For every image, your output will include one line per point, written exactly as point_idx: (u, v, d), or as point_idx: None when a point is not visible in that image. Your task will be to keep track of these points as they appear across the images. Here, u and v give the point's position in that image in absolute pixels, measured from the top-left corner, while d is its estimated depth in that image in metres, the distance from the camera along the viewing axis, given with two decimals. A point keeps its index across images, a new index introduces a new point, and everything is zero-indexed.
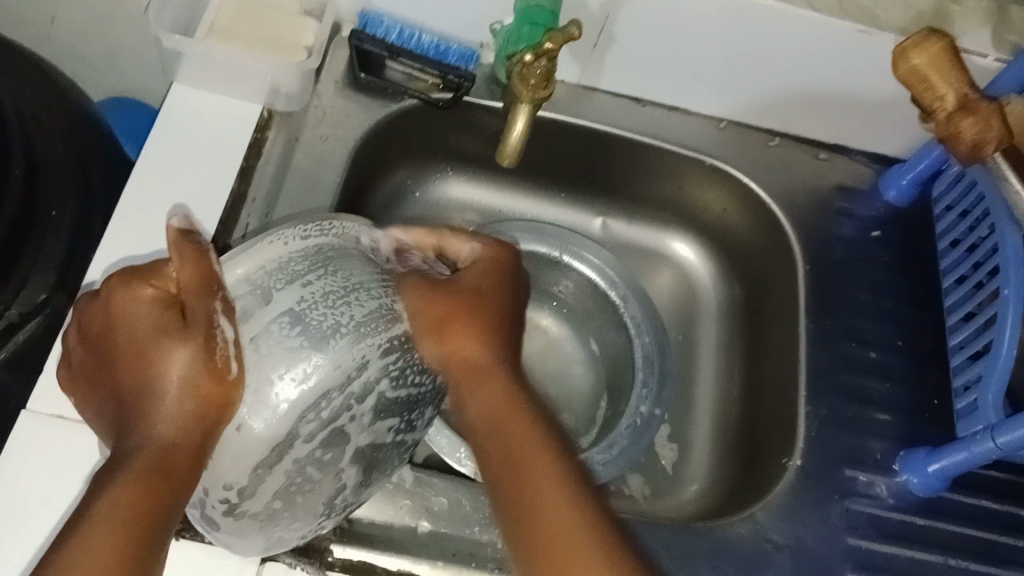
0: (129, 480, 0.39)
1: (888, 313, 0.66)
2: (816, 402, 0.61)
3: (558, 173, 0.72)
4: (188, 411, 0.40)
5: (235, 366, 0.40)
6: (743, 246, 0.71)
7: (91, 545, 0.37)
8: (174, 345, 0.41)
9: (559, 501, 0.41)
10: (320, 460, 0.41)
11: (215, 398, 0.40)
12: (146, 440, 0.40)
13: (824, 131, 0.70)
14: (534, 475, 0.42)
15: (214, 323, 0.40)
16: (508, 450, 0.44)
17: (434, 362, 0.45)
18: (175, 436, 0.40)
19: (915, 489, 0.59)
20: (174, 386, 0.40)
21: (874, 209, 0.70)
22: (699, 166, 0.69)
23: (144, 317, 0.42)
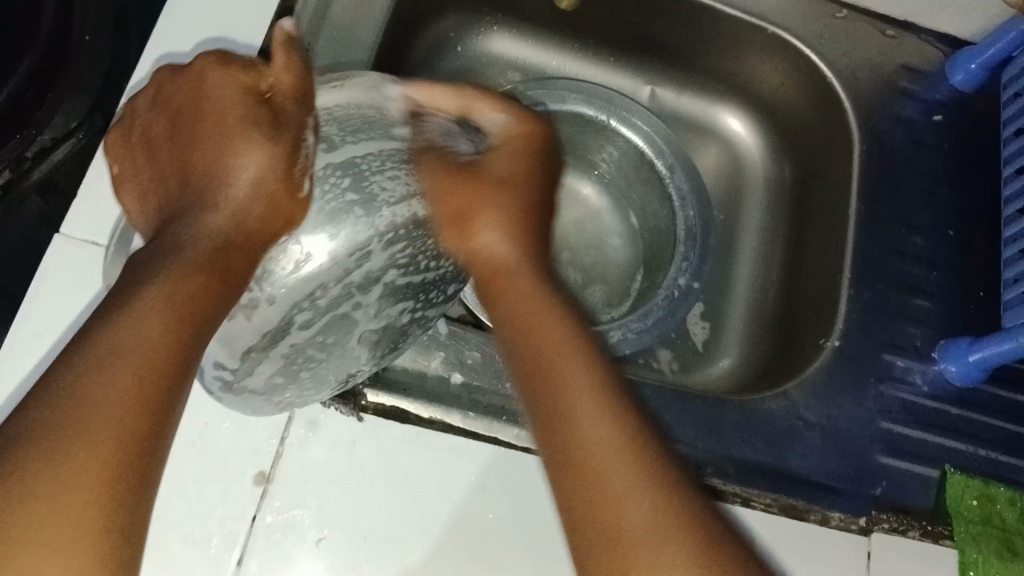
0: (192, 267, 0.38)
1: (941, 200, 0.63)
2: (860, 285, 0.60)
3: (609, 32, 0.69)
4: (257, 212, 0.41)
5: (305, 183, 0.42)
6: (798, 123, 0.69)
7: (127, 341, 0.34)
8: (249, 141, 0.41)
9: (597, 382, 0.37)
10: (320, 342, 0.42)
11: (277, 207, 0.41)
12: (199, 233, 0.40)
13: (895, 5, 0.66)
14: (561, 365, 0.38)
15: (305, 134, 0.42)
16: (528, 318, 0.40)
17: (500, 195, 0.45)
18: (242, 231, 0.41)
19: (952, 379, 0.58)
20: (248, 183, 0.41)
21: (938, 92, 0.66)
22: (760, 35, 0.65)
23: (229, 102, 0.42)
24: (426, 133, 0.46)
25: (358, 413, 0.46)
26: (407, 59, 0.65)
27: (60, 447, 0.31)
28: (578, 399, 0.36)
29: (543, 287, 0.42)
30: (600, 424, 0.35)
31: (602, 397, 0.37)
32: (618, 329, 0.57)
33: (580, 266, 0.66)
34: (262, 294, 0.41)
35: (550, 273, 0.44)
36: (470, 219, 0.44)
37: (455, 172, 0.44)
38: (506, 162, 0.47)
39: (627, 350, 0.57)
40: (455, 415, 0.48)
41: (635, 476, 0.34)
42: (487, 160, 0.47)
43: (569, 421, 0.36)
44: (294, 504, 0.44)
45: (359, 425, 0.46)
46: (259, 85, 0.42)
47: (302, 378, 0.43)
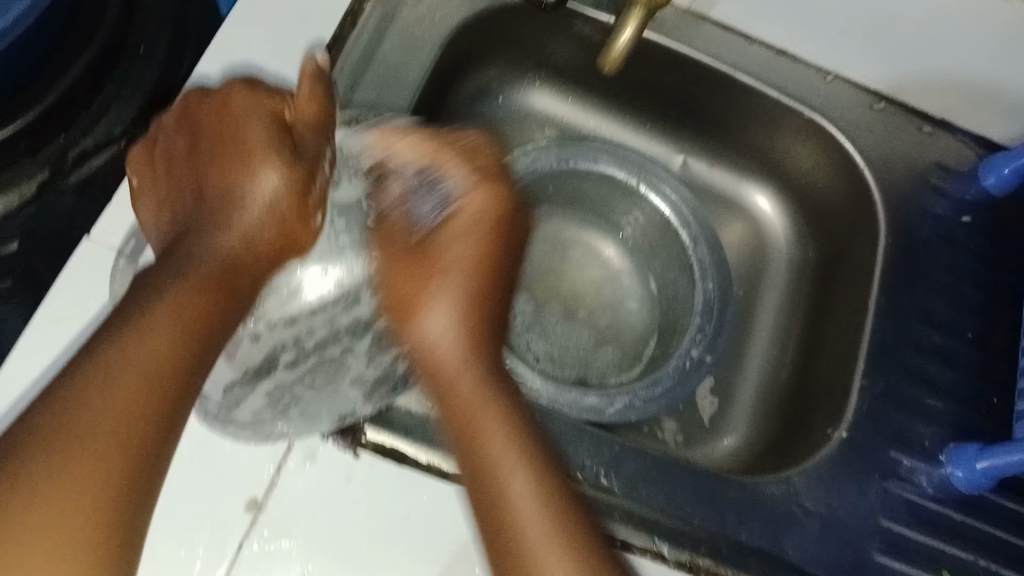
0: (189, 296, 0.42)
1: (964, 302, 0.63)
2: (874, 377, 0.59)
3: (649, 99, 0.70)
4: (269, 235, 0.47)
5: (317, 215, 0.48)
6: (827, 207, 0.69)
7: (123, 380, 0.37)
8: (268, 166, 0.47)
9: (521, 477, 0.44)
10: (309, 381, 0.46)
11: (291, 233, 0.47)
12: (213, 249, 0.46)
13: (934, 102, 0.66)
14: (487, 447, 0.45)
15: (317, 165, 0.48)
16: (470, 413, 0.46)
17: (456, 283, 0.51)
18: (254, 248, 0.47)
19: (958, 483, 0.57)
20: (262, 204, 0.47)
21: (970, 193, 0.66)
22: (798, 118, 0.66)
23: (257, 135, 0.47)
24: (390, 198, 0.51)
25: (355, 450, 0.46)
26: (447, 104, 0.65)
27: (60, 482, 0.35)
28: (505, 479, 0.43)
29: (477, 384, 0.48)
30: (527, 494, 0.43)
31: (527, 474, 0.44)
32: (625, 394, 0.56)
33: (593, 325, 0.66)
34: (247, 331, 0.47)
35: (495, 374, 0.49)
36: (417, 305, 0.50)
37: (409, 261, 0.51)
38: (460, 242, 0.51)
39: (632, 417, 0.56)
40: (449, 464, 0.47)
41: (575, 551, 0.41)
42: (444, 236, 0.52)
43: (500, 486, 0.43)
44: (279, 535, 0.43)
45: (353, 461, 0.46)
46: (284, 116, 0.48)
47: (285, 414, 0.45)
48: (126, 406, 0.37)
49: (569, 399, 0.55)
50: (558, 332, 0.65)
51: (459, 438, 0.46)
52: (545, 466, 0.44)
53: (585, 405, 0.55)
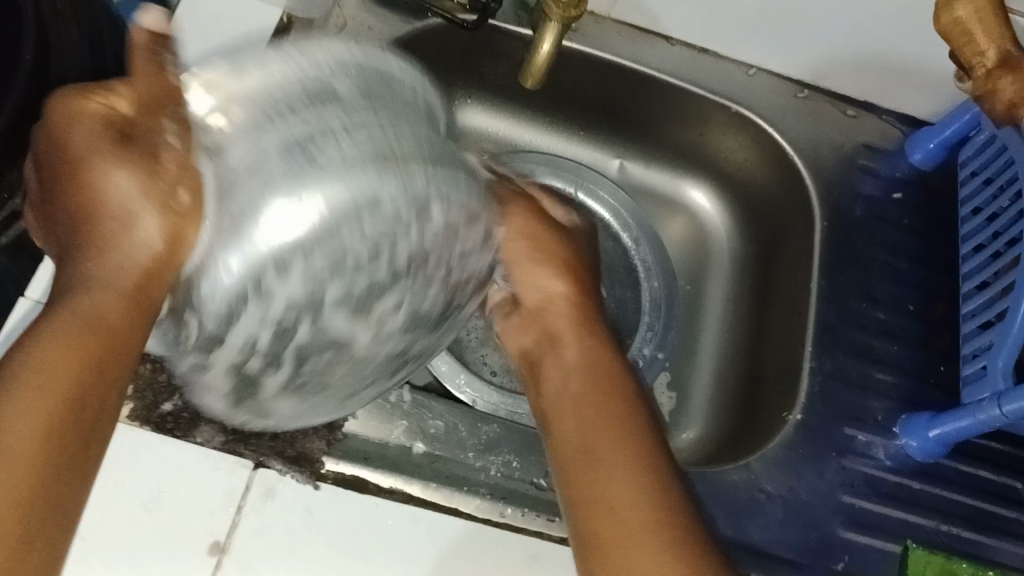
0: (107, 292, 0.34)
1: (901, 276, 0.65)
2: (822, 357, 0.60)
3: (581, 108, 0.71)
4: (154, 226, 0.34)
5: (184, 194, 0.34)
6: (761, 197, 0.70)
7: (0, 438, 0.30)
8: (112, 171, 0.34)
9: (632, 488, 0.39)
10: (269, 354, 0.36)
11: (174, 210, 0.34)
12: (78, 309, 0.33)
13: (855, 85, 0.68)
14: (600, 467, 0.40)
15: (160, 137, 0.34)
16: (597, 432, 0.41)
17: (568, 331, 0.47)
18: (151, 252, 0.34)
19: (913, 453, 0.58)
20: (146, 251, 0.34)
21: (898, 170, 0.68)
22: (725, 113, 0.67)
23: (100, 148, 0.34)
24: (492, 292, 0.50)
25: (314, 482, 0.46)
26: None
27: None
28: (609, 489, 0.39)
29: (577, 384, 0.44)
30: (623, 483, 0.39)
31: (625, 475, 0.39)
32: None
33: None
34: (197, 323, 0.36)
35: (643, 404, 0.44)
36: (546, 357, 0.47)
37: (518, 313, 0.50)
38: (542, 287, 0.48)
39: None
40: (415, 487, 0.48)
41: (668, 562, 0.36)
42: (528, 297, 0.49)
43: (599, 507, 0.39)
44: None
45: (315, 492, 0.45)
46: (116, 118, 0.35)
47: (309, 393, 0.39)
48: (54, 414, 0.31)
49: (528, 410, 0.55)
50: None
51: (574, 459, 0.41)
52: (649, 451, 0.41)
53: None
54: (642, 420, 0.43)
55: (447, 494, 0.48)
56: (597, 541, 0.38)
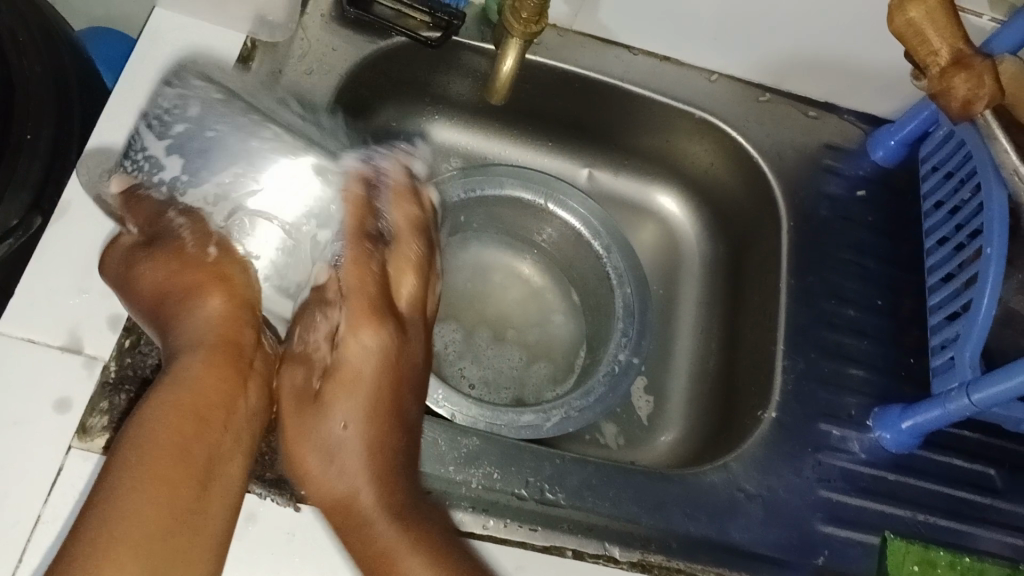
0: (198, 362, 0.43)
1: (868, 273, 0.66)
2: (794, 356, 0.61)
3: (548, 120, 0.72)
4: (217, 300, 0.45)
5: (212, 248, 0.46)
6: (729, 200, 0.71)
7: (118, 527, 0.36)
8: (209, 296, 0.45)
9: (407, 553, 0.41)
10: None
11: (224, 279, 0.46)
12: (185, 373, 0.42)
13: (815, 87, 0.70)
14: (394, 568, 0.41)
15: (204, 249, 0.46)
16: (363, 500, 0.44)
17: (357, 397, 0.46)
18: (226, 330, 0.44)
19: (888, 444, 0.59)
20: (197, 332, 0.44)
21: (860, 168, 0.70)
22: (690, 119, 0.68)
23: (166, 278, 0.46)
24: (313, 342, 0.47)
25: (295, 504, 0.46)
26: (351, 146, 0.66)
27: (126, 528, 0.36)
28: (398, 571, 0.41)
29: (355, 435, 0.45)
30: (385, 528, 0.43)
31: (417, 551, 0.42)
32: (560, 408, 0.57)
33: (524, 344, 0.67)
34: None
35: (408, 464, 0.46)
36: (312, 431, 0.45)
37: (302, 410, 0.46)
38: (360, 363, 0.46)
39: (570, 429, 0.57)
40: None
41: None
42: (344, 351, 0.46)
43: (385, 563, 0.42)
44: None
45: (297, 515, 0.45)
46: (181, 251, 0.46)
47: None
48: (175, 441, 0.39)
49: (505, 421, 0.56)
50: (490, 357, 0.65)
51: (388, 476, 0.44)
52: (420, 533, 0.42)
53: (522, 424, 0.56)
54: (431, 522, 0.43)
55: (428, 510, 0.48)
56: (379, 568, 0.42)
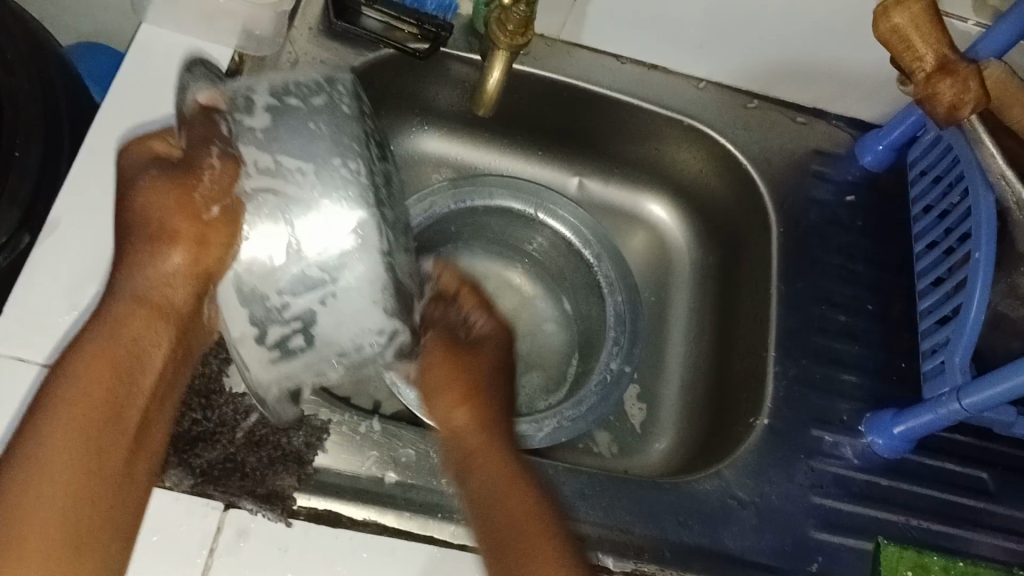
0: (136, 313, 0.42)
1: (859, 277, 0.66)
2: (786, 363, 0.61)
3: (537, 129, 0.72)
4: (179, 258, 0.42)
5: (213, 208, 0.40)
6: (719, 207, 0.71)
7: (36, 497, 0.38)
8: (172, 248, 0.42)
9: (549, 552, 0.42)
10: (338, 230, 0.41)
11: (204, 241, 0.41)
12: (120, 327, 0.42)
13: (803, 93, 0.70)
14: (511, 500, 0.44)
15: (203, 161, 0.40)
16: (506, 487, 0.45)
17: (476, 367, 0.50)
18: (167, 296, 0.43)
19: (880, 450, 0.59)
20: (159, 275, 0.43)
21: (849, 173, 0.70)
22: (678, 127, 0.69)
23: (168, 212, 0.42)
24: (439, 314, 0.51)
25: (287, 519, 0.46)
26: None
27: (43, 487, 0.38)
28: (529, 558, 0.42)
29: (505, 450, 0.47)
30: (545, 567, 0.42)
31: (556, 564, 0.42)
32: (552, 418, 0.57)
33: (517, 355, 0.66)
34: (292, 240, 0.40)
35: (514, 449, 0.48)
36: (437, 390, 0.50)
37: (446, 359, 0.50)
38: (483, 356, 0.51)
39: (563, 440, 0.57)
40: (386, 515, 0.48)
41: None
42: (473, 339, 0.52)
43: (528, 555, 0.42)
44: None
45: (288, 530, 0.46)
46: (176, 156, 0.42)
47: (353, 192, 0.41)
48: (96, 398, 0.40)
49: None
50: None
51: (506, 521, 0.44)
52: (553, 531, 0.44)
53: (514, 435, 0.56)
54: (545, 505, 0.45)
55: (421, 523, 0.48)
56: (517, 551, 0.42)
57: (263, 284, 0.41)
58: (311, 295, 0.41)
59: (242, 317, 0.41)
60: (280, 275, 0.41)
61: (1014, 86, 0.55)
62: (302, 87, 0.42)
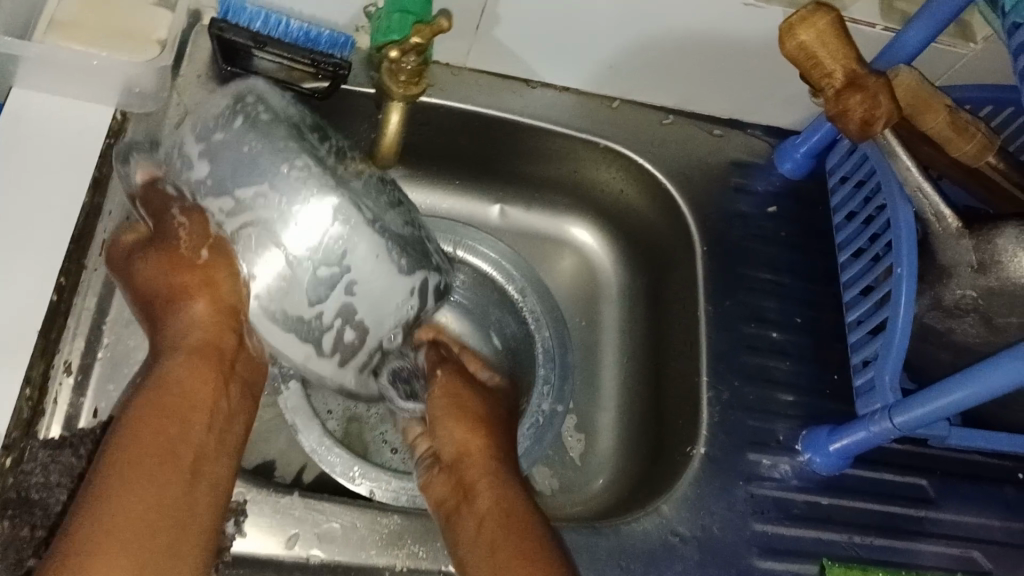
0: (180, 359, 0.47)
1: (786, 291, 0.65)
2: (719, 387, 0.60)
3: (451, 160, 0.70)
4: (202, 306, 0.48)
5: (202, 251, 0.47)
6: (643, 227, 0.70)
7: (102, 549, 0.40)
8: (189, 299, 0.48)
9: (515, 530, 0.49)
10: (327, 258, 0.45)
11: (211, 283, 0.47)
12: (168, 377, 0.46)
13: (719, 105, 0.69)
14: (478, 492, 0.52)
15: (176, 228, 0.48)
16: (483, 490, 0.52)
17: (482, 433, 0.56)
18: (209, 336, 0.48)
19: (818, 469, 0.59)
20: (189, 325, 0.48)
21: (770, 183, 0.69)
22: (594, 150, 0.67)
23: (164, 278, 0.48)
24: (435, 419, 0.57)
25: None
26: None
27: (103, 548, 0.40)
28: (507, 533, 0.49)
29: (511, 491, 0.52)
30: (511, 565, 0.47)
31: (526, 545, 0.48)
32: None
33: None
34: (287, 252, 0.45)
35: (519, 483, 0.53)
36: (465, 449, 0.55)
37: (455, 414, 0.57)
38: (457, 407, 0.57)
39: None
40: None
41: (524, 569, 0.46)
42: (494, 399, 0.59)
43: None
44: None
45: None
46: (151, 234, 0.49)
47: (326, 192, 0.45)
48: (156, 439, 0.44)
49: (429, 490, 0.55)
50: None
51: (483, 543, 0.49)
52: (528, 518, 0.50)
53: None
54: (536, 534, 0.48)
55: None
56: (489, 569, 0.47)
57: (292, 307, 0.45)
58: (335, 292, 0.45)
59: (293, 341, 0.46)
60: (297, 284, 0.45)
61: (928, 92, 0.54)
62: (223, 119, 0.46)
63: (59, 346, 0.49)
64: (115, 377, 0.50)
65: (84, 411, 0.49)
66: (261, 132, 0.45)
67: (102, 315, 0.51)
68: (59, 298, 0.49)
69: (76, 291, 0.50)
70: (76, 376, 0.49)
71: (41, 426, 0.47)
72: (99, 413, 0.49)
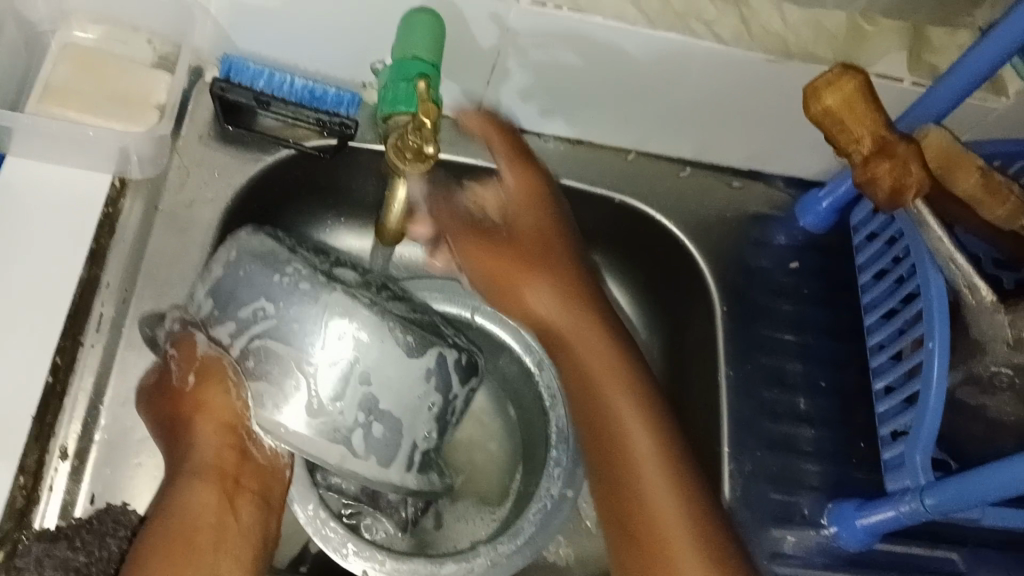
0: (189, 487, 0.48)
1: (810, 352, 0.63)
2: (739, 457, 0.58)
3: None
4: (207, 428, 0.48)
5: (190, 377, 0.48)
6: (661, 283, 0.68)
7: None
8: (196, 426, 0.48)
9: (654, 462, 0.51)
10: (337, 355, 0.45)
11: (205, 406, 0.47)
12: (180, 509, 0.47)
13: (737, 157, 0.66)
14: (609, 400, 0.53)
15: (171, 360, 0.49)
16: (604, 370, 0.54)
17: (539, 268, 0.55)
18: (214, 458, 0.48)
19: (846, 545, 0.56)
20: (203, 456, 0.48)
21: (792, 237, 0.67)
22: (610, 205, 0.65)
23: (169, 409, 0.49)
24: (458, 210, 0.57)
25: None
26: None
27: None
28: (629, 431, 0.52)
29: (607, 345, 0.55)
30: (678, 531, 0.48)
31: (649, 430, 0.52)
32: (485, 551, 0.54)
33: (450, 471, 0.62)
34: (309, 361, 0.44)
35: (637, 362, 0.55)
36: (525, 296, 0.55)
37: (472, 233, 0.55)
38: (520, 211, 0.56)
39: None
40: None
41: (712, 560, 0.48)
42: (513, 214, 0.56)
43: (631, 478, 0.50)
44: None
45: None
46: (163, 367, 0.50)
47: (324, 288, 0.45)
48: (168, 565, 0.45)
49: (425, 575, 0.53)
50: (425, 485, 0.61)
51: (579, 393, 0.54)
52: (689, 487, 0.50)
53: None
54: (660, 442, 0.52)
55: None
56: (637, 513, 0.50)
57: (320, 416, 0.45)
58: (353, 384, 0.45)
59: (332, 451, 0.45)
60: (323, 396, 0.45)
61: (956, 151, 0.51)
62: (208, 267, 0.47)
63: (55, 430, 0.48)
64: (112, 462, 0.50)
65: (81, 497, 0.49)
66: (256, 257, 0.46)
67: (98, 398, 0.51)
68: (52, 380, 0.48)
69: (73, 369, 0.50)
70: (71, 460, 0.49)
71: (36, 517, 0.47)
72: (94, 499, 0.49)
